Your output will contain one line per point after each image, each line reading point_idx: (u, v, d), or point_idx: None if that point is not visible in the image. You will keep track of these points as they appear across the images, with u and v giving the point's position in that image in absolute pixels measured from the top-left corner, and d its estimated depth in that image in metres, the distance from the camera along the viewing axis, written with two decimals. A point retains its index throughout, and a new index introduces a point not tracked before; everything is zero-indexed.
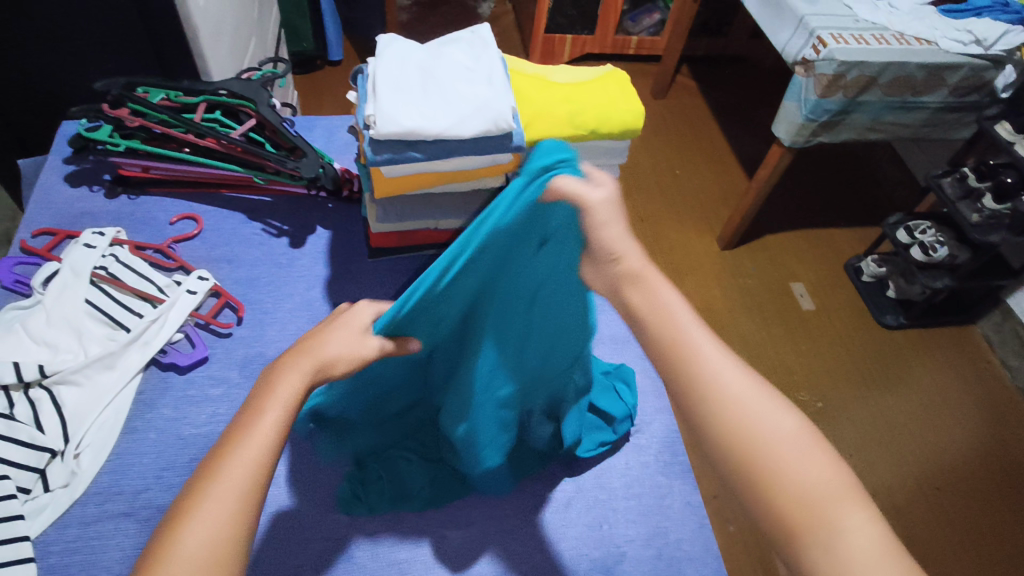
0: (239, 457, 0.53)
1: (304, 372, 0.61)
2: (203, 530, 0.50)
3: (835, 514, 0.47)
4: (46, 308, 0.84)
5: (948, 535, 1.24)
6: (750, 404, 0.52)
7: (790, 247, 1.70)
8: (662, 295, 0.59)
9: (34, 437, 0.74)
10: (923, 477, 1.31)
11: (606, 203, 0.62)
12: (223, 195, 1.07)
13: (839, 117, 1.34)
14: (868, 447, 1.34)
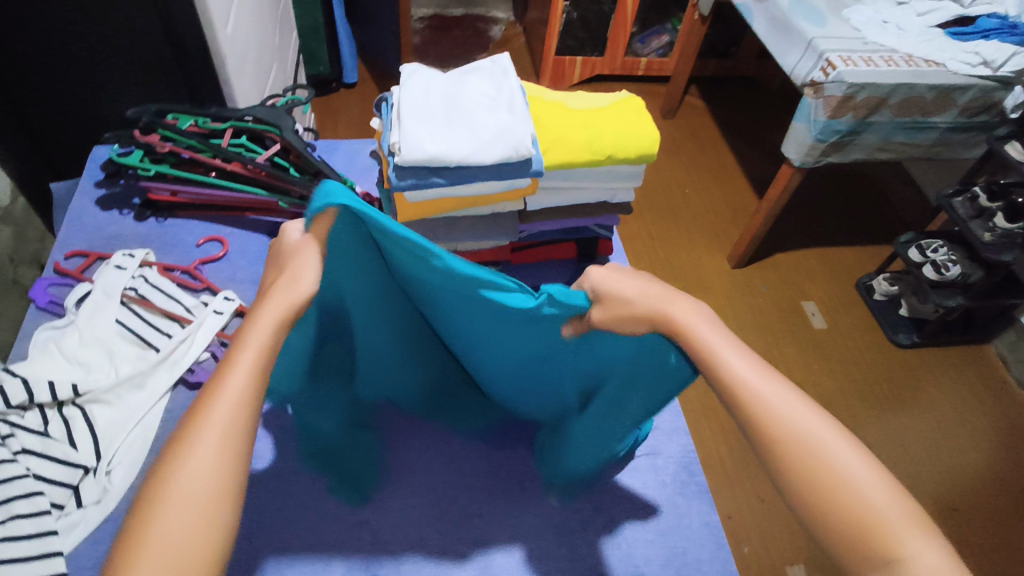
0: (222, 403, 0.53)
1: (278, 308, 0.61)
2: (197, 472, 0.50)
3: (898, 538, 0.47)
4: (80, 328, 0.87)
5: (967, 557, 1.23)
6: (811, 430, 0.53)
7: (800, 265, 1.72)
8: (701, 335, 0.61)
9: (68, 454, 0.77)
10: (940, 498, 1.31)
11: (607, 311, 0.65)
12: (247, 218, 1.10)
13: (849, 137, 1.36)
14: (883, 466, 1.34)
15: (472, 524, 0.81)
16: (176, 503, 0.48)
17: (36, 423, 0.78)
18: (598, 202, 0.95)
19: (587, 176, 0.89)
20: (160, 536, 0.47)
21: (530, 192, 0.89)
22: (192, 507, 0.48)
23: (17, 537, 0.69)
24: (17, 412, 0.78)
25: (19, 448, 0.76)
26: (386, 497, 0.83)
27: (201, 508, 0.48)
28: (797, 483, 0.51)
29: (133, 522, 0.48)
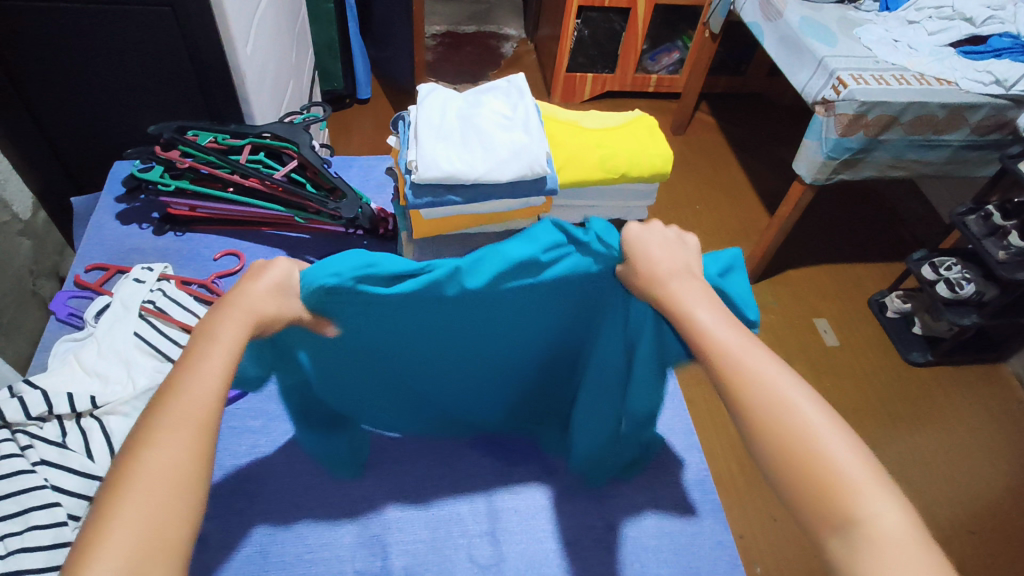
0: (186, 398, 0.49)
1: (243, 321, 0.55)
2: (162, 462, 0.46)
3: (856, 493, 0.44)
4: (99, 340, 0.88)
5: None
6: (778, 386, 0.50)
7: (812, 283, 1.71)
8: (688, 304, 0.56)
9: (85, 465, 0.78)
10: (958, 520, 1.29)
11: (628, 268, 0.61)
12: (264, 233, 1.11)
13: (861, 155, 1.36)
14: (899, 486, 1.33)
15: (483, 542, 0.81)
16: (139, 497, 0.44)
17: (54, 434, 0.79)
18: (610, 218, 0.96)
19: (601, 194, 0.90)
20: (120, 529, 0.43)
21: (544, 209, 0.90)
22: (155, 501, 0.44)
23: (34, 548, 0.69)
24: (36, 423, 0.79)
25: (37, 458, 0.76)
26: (398, 512, 0.83)
27: (154, 514, 0.44)
28: (758, 438, 0.49)
29: (94, 518, 0.44)
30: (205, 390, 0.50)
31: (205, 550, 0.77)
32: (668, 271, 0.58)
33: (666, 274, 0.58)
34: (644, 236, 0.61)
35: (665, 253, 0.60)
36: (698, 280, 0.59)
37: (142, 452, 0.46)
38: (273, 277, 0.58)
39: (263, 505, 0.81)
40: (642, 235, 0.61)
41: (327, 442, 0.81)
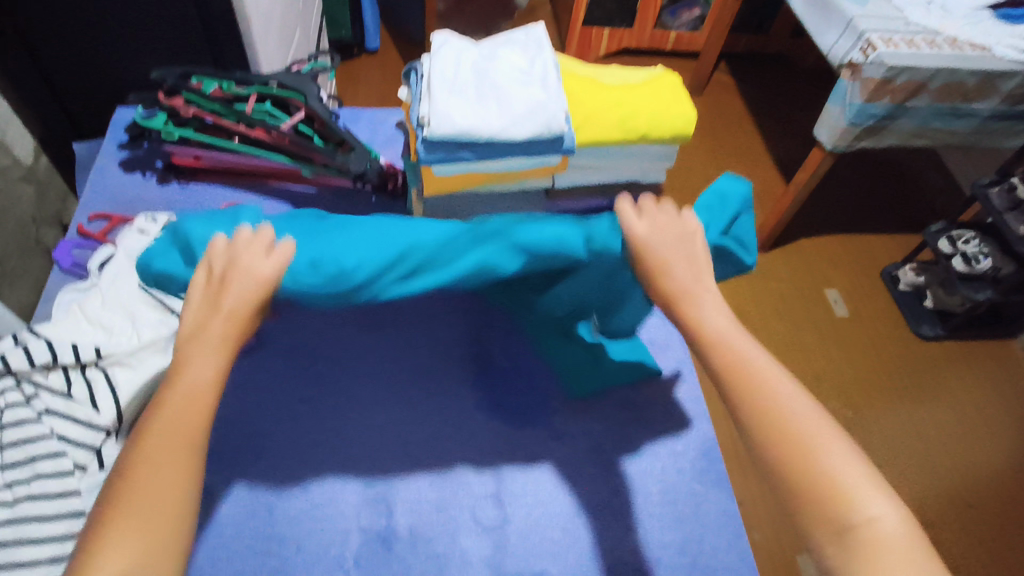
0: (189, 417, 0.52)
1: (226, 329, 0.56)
2: (160, 480, 0.48)
3: (854, 498, 0.46)
4: (102, 290, 0.88)
5: (977, 554, 1.22)
6: (775, 387, 0.51)
7: (825, 253, 1.68)
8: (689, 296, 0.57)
9: (91, 416, 0.77)
10: (957, 494, 1.30)
11: (652, 231, 0.60)
12: (270, 185, 1.07)
13: (885, 122, 1.31)
14: (900, 459, 1.33)
15: (487, 504, 0.81)
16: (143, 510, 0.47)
17: (60, 384, 0.79)
18: (627, 180, 0.91)
19: (619, 156, 0.85)
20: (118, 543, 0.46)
21: (559, 170, 0.85)
22: (148, 516, 0.47)
23: (41, 495, 0.71)
24: (42, 372, 0.79)
25: (43, 408, 0.77)
26: (403, 472, 0.83)
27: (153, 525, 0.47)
28: (758, 430, 0.50)
29: (93, 532, 0.47)
30: (195, 405, 0.53)
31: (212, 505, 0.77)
32: (688, 280, 0.58)
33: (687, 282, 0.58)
34: (652, 238, 0.60)
35: (675, 254, 0.59)
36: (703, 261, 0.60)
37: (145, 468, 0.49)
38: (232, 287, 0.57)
39: (267, 462, 0.81)
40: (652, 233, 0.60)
41: None
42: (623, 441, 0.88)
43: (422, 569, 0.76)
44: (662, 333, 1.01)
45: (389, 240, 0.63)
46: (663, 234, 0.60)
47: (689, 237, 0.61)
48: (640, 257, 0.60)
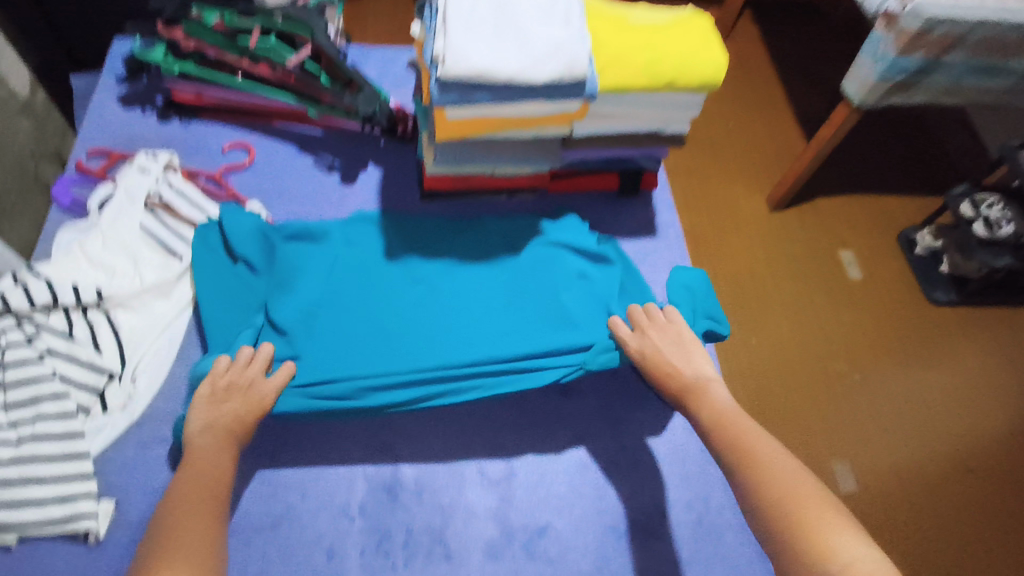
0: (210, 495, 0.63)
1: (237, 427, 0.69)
2: (192, 538, 0.58)
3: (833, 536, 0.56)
4: (102, 231, 0.85)
5: (973, 518, 1.23)
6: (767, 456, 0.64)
7: (844, 213, 1.63)
8: (697, 389, 0.74)
9: (93, 358, 0.77)
10: (957, 458, 1.30)
11: (647, 344, 0.78)
12: (274, 126, 1.02)
13: (917, 77, 1.25)
14: (902, 423, 1.33)
15: (494, 457, 0.81)
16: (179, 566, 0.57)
17: (61, 324, 0.78)
18: (648, 131, 0.86)
19: (642, 104, 0.81)
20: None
21: (579, 117, 0.81)
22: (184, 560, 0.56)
23: (45, 437, 0.71)
24: (42, 312, 0.77)
25: (45, 348, 0.74)
26: (409, 424, 0.82)
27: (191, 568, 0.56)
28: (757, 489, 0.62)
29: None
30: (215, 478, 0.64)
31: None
32: (687, 380, 0.75)
33: (686, 377, 0.75)
34: (650, 351, 0.78)
35: (677, 360, 0.77)
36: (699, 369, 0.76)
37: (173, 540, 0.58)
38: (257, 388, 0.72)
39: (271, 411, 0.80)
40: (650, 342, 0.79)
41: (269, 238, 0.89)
42: (634, 400, 0.86)
43: (427, 517, 0.76)
44: None
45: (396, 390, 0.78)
46: (661, 343, 0.78)
47: (680, 340, 0.78)
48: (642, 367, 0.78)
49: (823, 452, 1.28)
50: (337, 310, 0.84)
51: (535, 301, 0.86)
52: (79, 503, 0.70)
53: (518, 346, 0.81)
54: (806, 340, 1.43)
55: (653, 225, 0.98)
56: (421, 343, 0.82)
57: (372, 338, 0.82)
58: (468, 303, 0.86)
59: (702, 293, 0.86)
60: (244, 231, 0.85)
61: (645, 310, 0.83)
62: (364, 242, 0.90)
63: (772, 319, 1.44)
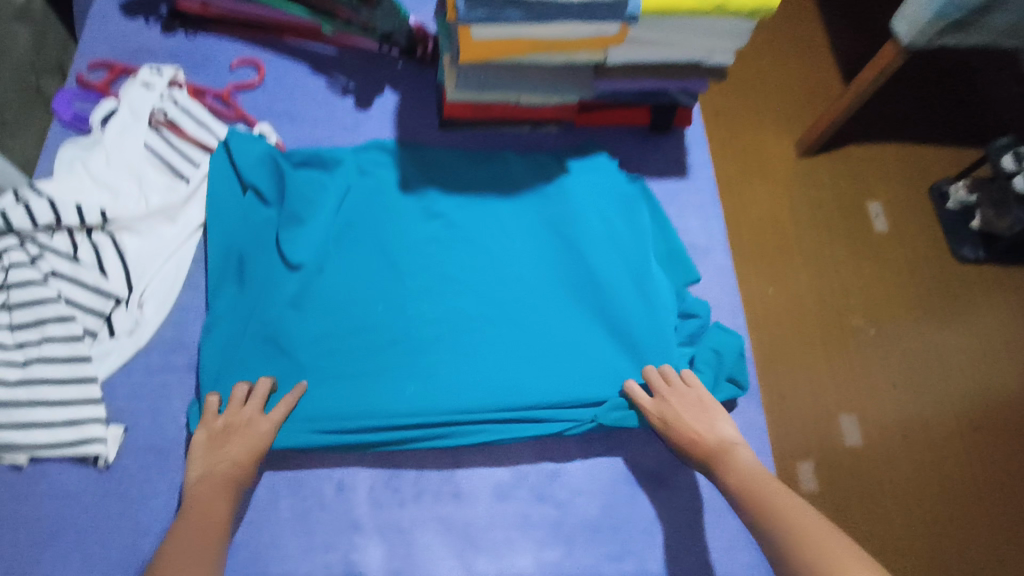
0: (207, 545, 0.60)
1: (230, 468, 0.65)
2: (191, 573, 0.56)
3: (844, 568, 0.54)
4: (106, 149, 0.81)
5: (976, 477, 1.22)
6: (779, 501, 0.62)
7: (875, 162, 1.51)
8: (711, 439, 0.70)
9: (99, 281, 0.74)
10: (966, 416, 1.28)
11: (666, 409, 0.72)
12: (286, 42, 0.96)
13: (977, 15, 1.15)
14: (913, 377, 1.30)
15: None
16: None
17: (65, 245, 0.75)
18: (689, 61, 0.80)
19: (685, 29, 0.74)
20: None
21: (616, 42, 0.74)
22: None
23: (53, 359, 0.70)
24: (45, 232, 0.74)
25: (50, 270, 0.73)
26: None
27: None
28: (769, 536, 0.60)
29: None
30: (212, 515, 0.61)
31: (208, 383, 0.73)
32: (711, 447, 0.69)
33: (710, 445, 0.70)
34: (670, 416, 0.72)
35: (700, 426, 0.71)
36: (723, 435, 0.70)
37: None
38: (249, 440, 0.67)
39: (260, 349, 0.75)
40: (670, 405, 0.73)
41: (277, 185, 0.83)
42: None
43: (435, 456, 0.74)
44: (704, 236, 0.88)
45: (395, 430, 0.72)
46: (684, 408, 0.72)
47: (704, 404, 0.73)
48: (664, 434, 0.72)
49: (830, 404, 1.25)
50: (346, 297, 0.78)
51: (550, 325, 0.79)
52: (89, 427, 0.69)
53: (530, 390, 0.75)
54: (827, 292, 1.36)
55: (684, 165, 0.92)
56: (427, 373, 0.75)
57: (376, 355, 0.76)
58: (481, 326, 0.78)
59: (731, 358, 0.78)
60: (253, 160, 0.82)
61: (662, 372, 0.76)
62: (374, 213, 0.83)
63: (792, 273, 1.36)
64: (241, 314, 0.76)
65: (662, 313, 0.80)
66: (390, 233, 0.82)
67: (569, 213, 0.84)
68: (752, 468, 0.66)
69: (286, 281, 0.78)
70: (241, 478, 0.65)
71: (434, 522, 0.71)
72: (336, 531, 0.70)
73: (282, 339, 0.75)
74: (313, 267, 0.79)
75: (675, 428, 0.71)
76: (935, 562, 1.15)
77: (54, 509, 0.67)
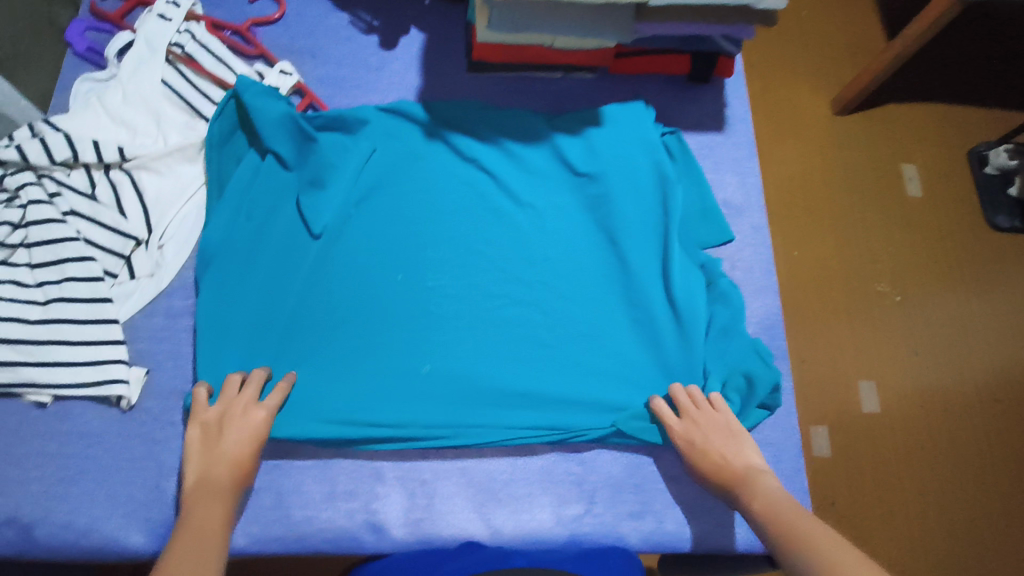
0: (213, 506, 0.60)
1: (232, 460, 0.63)
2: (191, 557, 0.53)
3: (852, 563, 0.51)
4: (122, 83, 0.78)
5: (991, 449, 1.20)
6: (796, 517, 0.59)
7: (913, 120, 1.43)
8: (736, 463, 0.67)
9: (118, 222, 0.73)
10: (986, 387, 1.24)
11: (691, 430, 0.69)
12: None
13: None
14: (936, 346, 1.26)
15: None
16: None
17: (83, 184, 0.73)
18: (738, 5, 0.73)
19: None
20: None
21: None
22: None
23: (73, 299, 0.69)
24: (62, 169, 0.73)
25: (68, 209, 0.71)
26: None
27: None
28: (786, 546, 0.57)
29: None
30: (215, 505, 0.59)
31: (223, 329, 0.72)
32: (736, 474, 0.66)
33: (736, 471, 0.66)
34: (694, 439, 0.68)
35: (727, 452, 0.68)
36: (750, 462, 0.67)
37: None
38: (246, 434, 0.64)
39: (274, 307, 0.73)
40: (694, 427, 0.69)
41: (297, 150, 0.78)
42: None
43: None
44: (740, 194, 0.84)
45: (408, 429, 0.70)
46: (711, 433, 0.69)
47: (733, 431, 0.69)
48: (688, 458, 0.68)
49: (848, 370, 1.22)
50: (366, 271, 0.75)
51: (574, 318, 0.76)
52: (110, 367, 0.68)
53: (550, 389, 0.73)
54: (854, 258, 1.31)
55: (721, 118, 0.88)
56: (448, 362, 0.73)
57: (393, 334, 0.73)
58: (502, 321, 0.75)
59: (764, 388, 0.72)
60: (271, 120, 0.76)
61: (688, 392, 0.72)
62: (399, 183, 0.79)
63: (819, 237, 1.31)
64: (257, 280, 0.74)
65: (692, 315, 0.76)
66: (419, 202, 0.79)
67: (605, 193, 0.80)
68: (776, 493, 0.63)
69: (305, 250, 0.75)
70: (242, 469, 0.63)
71: (456, 474, 0.71)
72: (357, 479, 0.70)
73: (301, 303, 0.74)
74: (335, 234, 0.77)
75: (698, 450, 0.68)
76: (941, 532, 1.14)
77: (78, 447, 0.68)
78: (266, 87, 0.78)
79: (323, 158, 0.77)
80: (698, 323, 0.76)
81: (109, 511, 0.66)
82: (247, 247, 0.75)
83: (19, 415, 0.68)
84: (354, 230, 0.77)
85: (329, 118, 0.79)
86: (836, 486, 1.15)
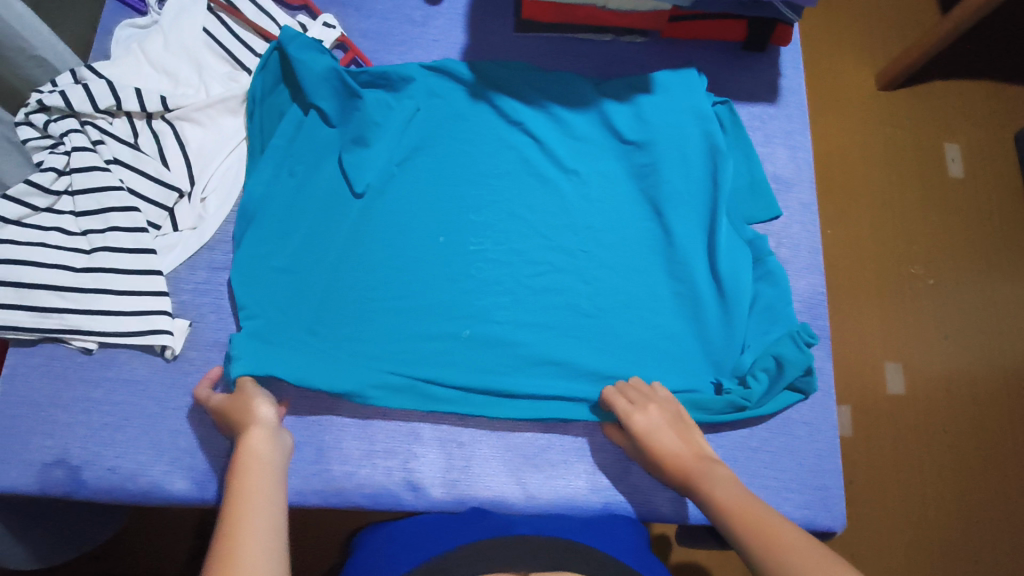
0: (263, 465, 0.58)
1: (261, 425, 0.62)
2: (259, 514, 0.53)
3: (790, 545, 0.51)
4: (164, 31, 0.77)
5: (1012, 436, 1.19)
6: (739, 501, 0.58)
7: (963, 97, 1.38)
8: (683, 449, 0.65)
9: (161, 173, 0.73)
10: (1015, 373, 1.22)
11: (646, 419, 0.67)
12: None
13: None
14: (964, 331, 1.24)
15: None
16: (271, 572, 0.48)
17: (126, 133, 0.73)
18: None
19: None
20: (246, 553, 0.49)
21: None
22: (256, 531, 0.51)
23: (117, 249, 0.69)
24: (105, 118, 0.73)
25: (111, 157, 0.71)
26: None
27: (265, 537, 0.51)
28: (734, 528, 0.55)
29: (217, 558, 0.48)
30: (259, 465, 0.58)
31: (262, 286, 0.71)
32: (689, 462, 0.63)
33: (689, 461, 0.63)
34: (650, 428, 0.66)
35: (682, 441, 0.65)
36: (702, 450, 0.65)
37: (244, 542, 0.50)
38: (254, 402, 0.64)
39: (310, 267, 0.73)
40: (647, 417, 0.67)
41: (341, 107, 0.77)
42: None
43: None
44: (790, 168, 0.82)
45: (445, 395, 0.70)
46: (665, 421, 0.67)
47: (683, 420, 0.67)
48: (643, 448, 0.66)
49: (876, 351, 1.21)
50: (406, 233, 0.75)
51: (613, 291, 0.75)
52: (155, 318, 0.69)
53: (588, 361, 0.73)
54: (890, 240, 1.28)
55: (774, 88, 0.85)
56: (486, 329, 0.73)
57: (431, 298, 0.73)
58: (541, 292, 0.75)
59: (793, 374, 0.71)
60: (316, 74, 0.75)
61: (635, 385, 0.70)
62: (443, 144, 0.78)
63: (855, 216, 1.28)
64: (297, 238, 0.73)
65: (737, 293, 0.75)
66: (461, 165, 0.77)
67: (652, 162, 0.78)
68: (726, 476, 0.61)
69: (347, 208, 0.75)
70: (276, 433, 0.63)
71: (492, 438, 0.71)
72: (394, 438, 0.70)
73: (339, 263, 0.73)
74: (377, 193, 0.76)
75: (653, 441, 0.65)
76: (953, 514, 1.14)
77: (123, 395, 0.69)
78: (311, 39, 0.76)
79: (367, 117, 0.76)
80: (742, 299, 0.75)
81: (154, 458, 0.67)
82: (285, 204, 0.74)
83: (65, 360, 0.69)
84: (394, 191, 0.76)
85: (375, 75, 0.78)
86: (854, 465, 1.15)
